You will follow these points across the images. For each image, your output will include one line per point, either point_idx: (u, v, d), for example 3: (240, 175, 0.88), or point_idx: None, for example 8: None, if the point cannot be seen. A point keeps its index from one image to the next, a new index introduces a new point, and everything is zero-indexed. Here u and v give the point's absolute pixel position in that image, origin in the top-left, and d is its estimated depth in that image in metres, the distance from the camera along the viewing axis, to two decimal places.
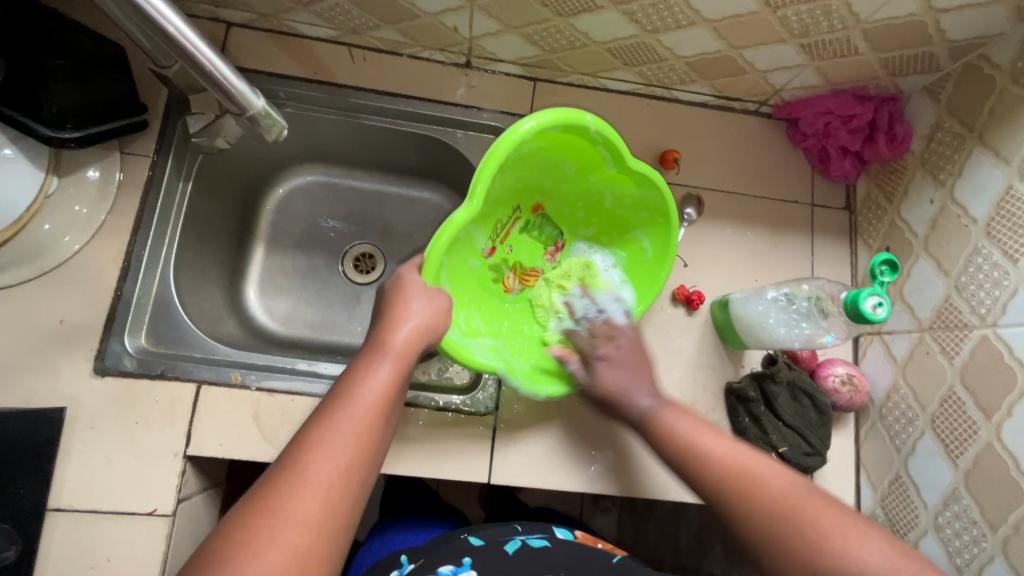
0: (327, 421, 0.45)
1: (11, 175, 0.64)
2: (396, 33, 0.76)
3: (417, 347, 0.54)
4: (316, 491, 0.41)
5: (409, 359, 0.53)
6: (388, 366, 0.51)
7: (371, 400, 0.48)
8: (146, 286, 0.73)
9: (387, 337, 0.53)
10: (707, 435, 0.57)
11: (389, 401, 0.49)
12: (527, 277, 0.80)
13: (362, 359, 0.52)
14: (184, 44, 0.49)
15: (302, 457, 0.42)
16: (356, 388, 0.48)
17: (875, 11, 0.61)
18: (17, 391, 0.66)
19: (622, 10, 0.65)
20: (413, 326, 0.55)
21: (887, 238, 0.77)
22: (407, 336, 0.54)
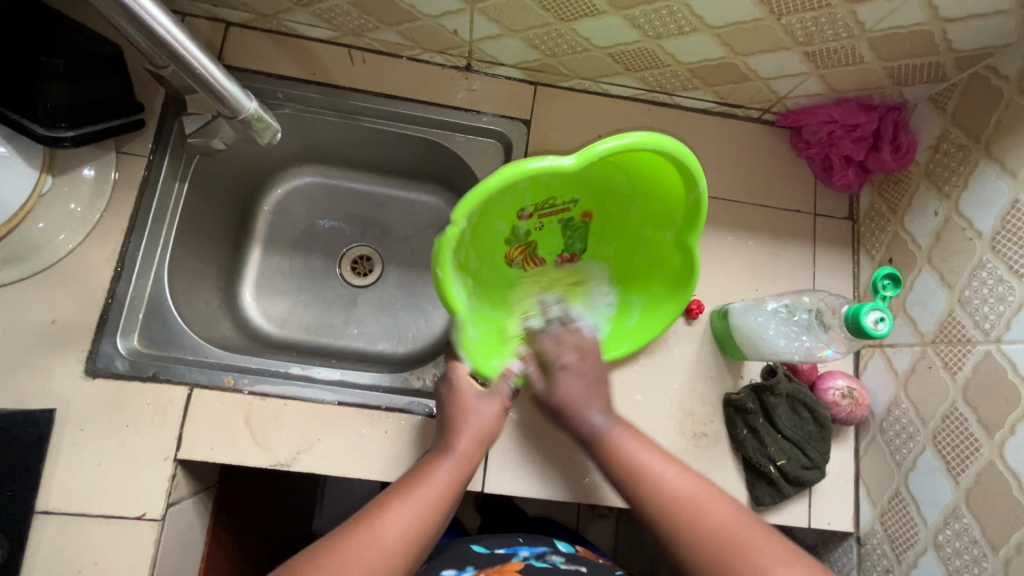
0: (401, 496, 0.53)
1: (2, 175, 0.64)
2: (395, 35, 0.76)
3: (477, 451, 0.59)
4: (379, 556, 0.49)
5: (471, 460, 0.59)
6: (454, 462, 0.57)
7: (441, 485, 0.55)
8: (139, 286, 0.72)
9: (455, 431, 0.59)
10: (652, 456, 0.58)
11: (454, 489, 0.56)
12: (528, 261, 0.76)
13: (434, 449, 0.59)
14: (174, 45, 0.50)
15: (373, 524, 0.51)
16: (423, 477, 0.56)
17: (881, 20, 0.60)
18: (7, 392, 0.65)
19: (624, 15, 0.64)
20: (480, 420, 0.61)
21: (890, 249, 0.76)
22: (476, 432, 0.60)
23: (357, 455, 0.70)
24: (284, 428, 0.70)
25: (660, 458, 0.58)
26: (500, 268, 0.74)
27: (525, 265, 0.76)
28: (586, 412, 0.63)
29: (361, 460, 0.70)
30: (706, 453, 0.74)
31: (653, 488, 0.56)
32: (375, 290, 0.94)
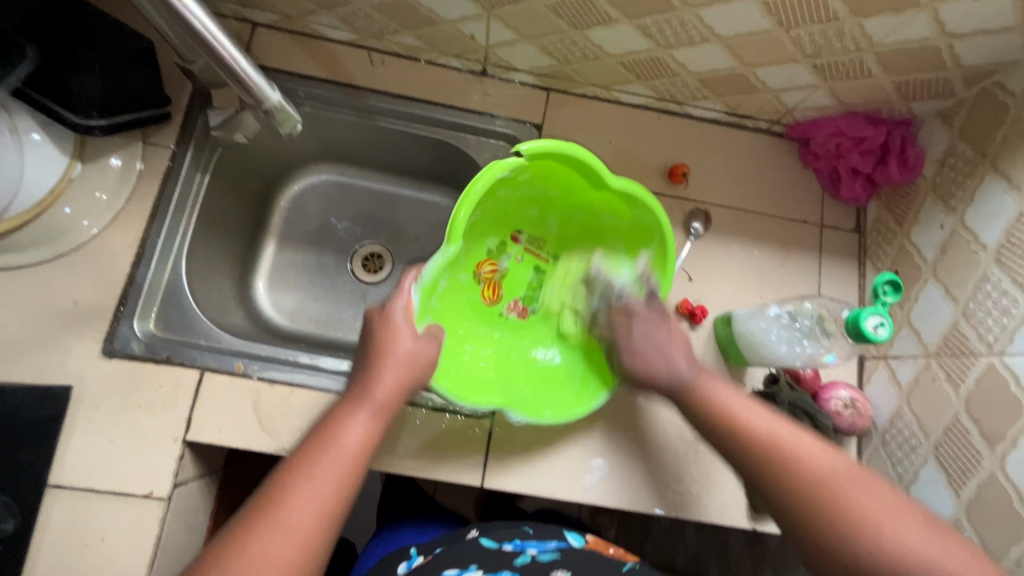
0: (308, 465, 0.52)
1: (35, 160, 0.67)
2: (414, 39, 0.78)
3: (397, 399, 0.59)
4: (291, 531, 0.48)
5: (389, 410, 0.58)
6: (369, 413, 0.57)
7: (349, 452, 0.54)
8: (158, 272, 0.75)
9: (373, 384, 0.58)
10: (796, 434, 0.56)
11: (364, 453, 0.55)
12: (492, 286, 0.81)
13: (352, 399, 0.58)
14: (205, 36, 0.51)
15: (282, 498, 0.49)
16: (336, 436, 0.54)
17: (888, 34, 0.62)
18: (27, 368, 0.68)
19: (636, 24, 0.66)
20: (404, 367, 0.60)
21: (895, 262, 0.77)
22: (388, 389, 0.58)
23: None
24: (290, 414, 0.71)
25: (765, 414, 0.59)
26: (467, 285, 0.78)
27: (483, 290, 0.80)
28: None
29: None
30: (707, 458, 0.74)
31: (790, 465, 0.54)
32: (385, 287, 0.96)
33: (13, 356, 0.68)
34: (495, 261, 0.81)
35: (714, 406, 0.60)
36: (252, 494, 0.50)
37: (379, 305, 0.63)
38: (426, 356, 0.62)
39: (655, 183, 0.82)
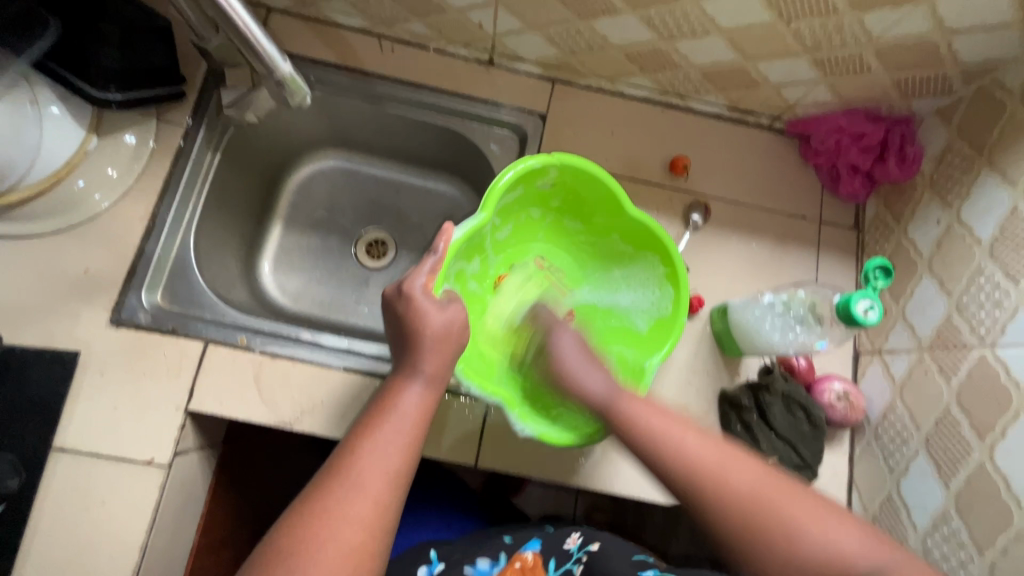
0: (370, 432, 0.51)
1: (54, 131, 0.69)
2: (424, 26, 0.80)
3: (447, 369, 0.57)
4: (367, 495, 0.47)
5: (442, 380, 0.57)
6: (422, 384, 0.55)
7: (408, 416, 0.53)
8: (167, 246, 0.77)
9: (420, 357, 0.56)
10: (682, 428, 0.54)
11: (424, 416, 0.54)
12: (506, 305, 0.80)
13: (400, 371, 0.57)
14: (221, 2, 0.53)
15: (353, 464, 0.48)
16: (393, 403, 0.53)
17: (887, 29, 0.63)
18: (37, 334, 0.70)
19: (640, 14, 0.68)
20: (447, 337, 0.58)
21: (892, 258, 0.77)
22: (438, 356, 0.57)
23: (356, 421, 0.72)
24: (290, 388, 0.73)
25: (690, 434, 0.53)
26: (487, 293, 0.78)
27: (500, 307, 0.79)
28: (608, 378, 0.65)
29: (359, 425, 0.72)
30: None
31: (702, 472, 0.51)
32: (388, 272, 0.98)
33: (24, 321, 0.70)
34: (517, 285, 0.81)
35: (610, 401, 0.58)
36: (320, 466, 0.49)
37: (396, 285, 0.60)
38: (459, 325, 0.59)
39: (656, 175, 0.84)
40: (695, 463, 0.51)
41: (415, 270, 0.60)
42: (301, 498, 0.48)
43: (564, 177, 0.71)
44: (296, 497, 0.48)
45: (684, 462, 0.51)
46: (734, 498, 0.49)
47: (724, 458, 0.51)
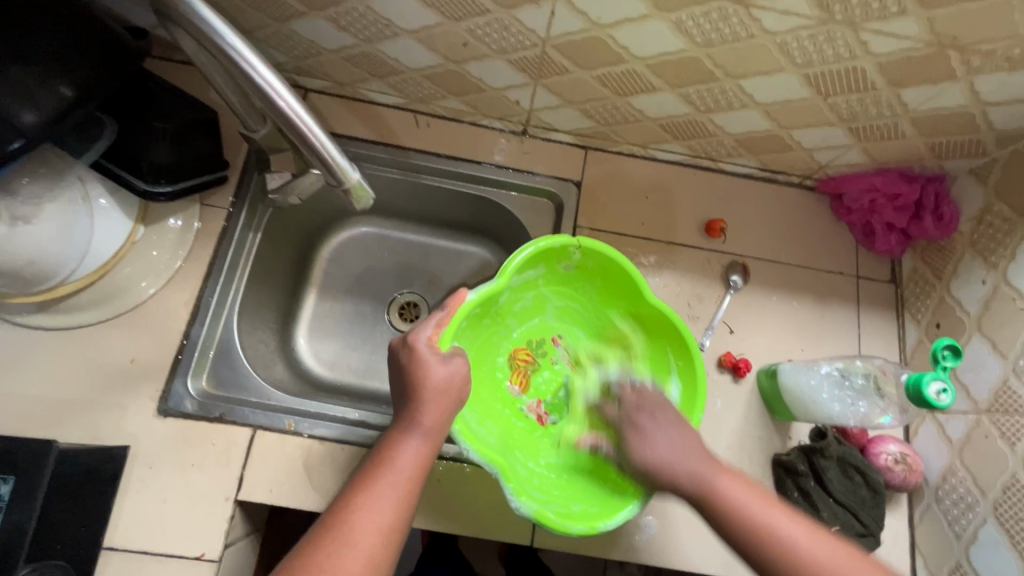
0: (367, 487, 0.50)
1: (103, 224, 0.69)
2: (460, 103, 0.81)
3: (446, 422, 0.56)
4: (359, 555, 0.46)
5: (439, 433, 0.55)
6: (420, 438, 0.54)
7: (407, 473, 0.51)
8: (211, 330, 0.77)
9: (418, 409, 0.55)
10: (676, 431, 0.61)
11: (421, 473, 0.52)
12: (517, 376, 0.79)
13: (397, 425, 0.55)
14: (295, 120, 0.53)
15: (346, 522, 0.47)
16: (391, 458, 0.52)
17: (924, 102, 0.65)
18: (85, 428, 0.69)
19: (679, 92, 0.70)
20: (446, 388, 0.56)
21: (936, 315, 0.77)
22: (439, 410, 0.55)
23: None
24: (340, 472, 0.71)
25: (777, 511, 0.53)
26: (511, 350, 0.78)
27: (512, 378, 0.78)
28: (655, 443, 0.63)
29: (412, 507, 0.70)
30: None
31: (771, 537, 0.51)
32: None
33: (71, 415, 0.69)
34: (531, 358, 0.81)
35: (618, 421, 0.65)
36: (314, 522, 0.48)
37: (401, 335, 0.59)
38: (461, 378, 0.57)
39: (693, 237, 0.84)
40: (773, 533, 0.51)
41: (424, 321, 0.60)
42: (293, 551, 0.46)
43: (588, 260, 0.71)
44: (290, 551, 0.46)
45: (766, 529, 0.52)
46: (791, 554, 0.50)
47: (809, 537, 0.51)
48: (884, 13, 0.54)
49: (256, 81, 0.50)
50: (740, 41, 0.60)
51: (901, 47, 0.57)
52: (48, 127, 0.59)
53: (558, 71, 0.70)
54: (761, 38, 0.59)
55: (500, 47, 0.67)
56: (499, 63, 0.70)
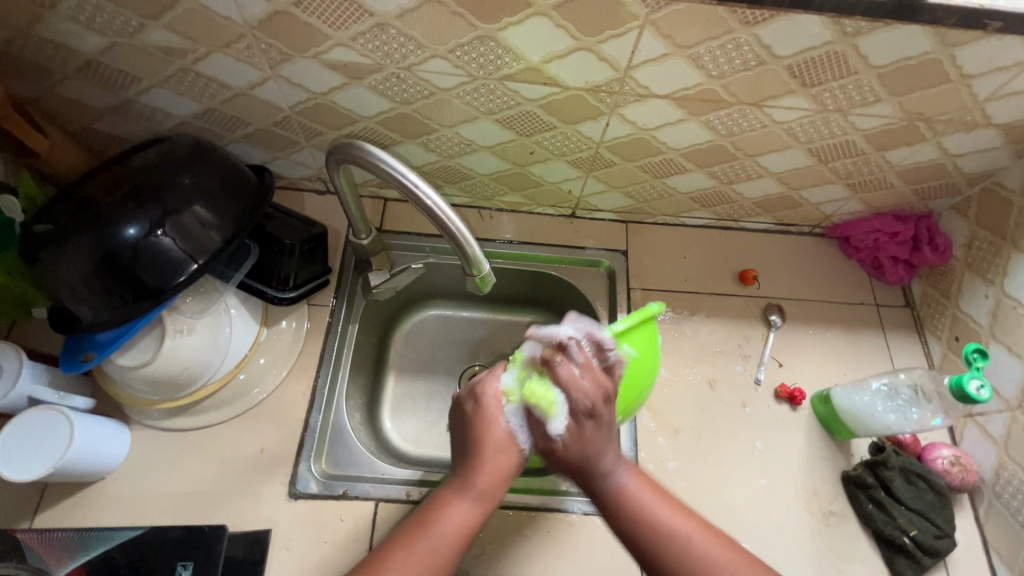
0: (406, 544, 0.58)
1: (238, 330, 0.80)
2: (519, 197, 0.96)
3: (497, 490, 0.63)
4: None
5: (491, 501, 0.63)
6: (473, 500, 0.62)
7: (447, 537, 0.59)
8: (325, 415, 0.85)
9: (475, 474, 0.63)
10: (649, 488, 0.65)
11: (461, 539, 0.60)
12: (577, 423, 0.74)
13: (453, 484, 0.63)
14: (454, 229, 0.59)
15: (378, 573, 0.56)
16: (436, 520, 0.60)
17: (904, 159, 0.81)
18: (226, 519, 0.75)
19: (706, 171, 0.85)
20: (503, 451, 0.64)
21: (953, 329, 0.89)
22: (488, 480, 0.63)
23: (524, 556, 0.77)
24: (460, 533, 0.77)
25: (670, 508, 0.64)
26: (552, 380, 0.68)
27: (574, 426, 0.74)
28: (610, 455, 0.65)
29: (529, 558, 0.77)
30: (838, 531, 0.80)
31: (665, 534, 0.61)
32: None
33: (211, 508, 0.76)
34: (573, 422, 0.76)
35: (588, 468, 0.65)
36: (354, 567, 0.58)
37: (468, 390, 0.69)
38: (519, 446, 0.65)
39: (730, 286, 0.97)
40: (653, 516, 0.63)
41: (492, 374, 0.68)
42: None
43: None
44: None
45: (654, 526, 0.62)
46: None
47: (702, 533, 0.62)
48: (866, 102, 0.70)
49: (425, 204, 0.58)
50: (755, 130, 0.76)
51: (882, 124, 0.73)
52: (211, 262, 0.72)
53: (607, 165, 0.85)
54: (772, 127, 0.75)
55: (561, 151, 0.82)
56: (558, 163, 0.85)
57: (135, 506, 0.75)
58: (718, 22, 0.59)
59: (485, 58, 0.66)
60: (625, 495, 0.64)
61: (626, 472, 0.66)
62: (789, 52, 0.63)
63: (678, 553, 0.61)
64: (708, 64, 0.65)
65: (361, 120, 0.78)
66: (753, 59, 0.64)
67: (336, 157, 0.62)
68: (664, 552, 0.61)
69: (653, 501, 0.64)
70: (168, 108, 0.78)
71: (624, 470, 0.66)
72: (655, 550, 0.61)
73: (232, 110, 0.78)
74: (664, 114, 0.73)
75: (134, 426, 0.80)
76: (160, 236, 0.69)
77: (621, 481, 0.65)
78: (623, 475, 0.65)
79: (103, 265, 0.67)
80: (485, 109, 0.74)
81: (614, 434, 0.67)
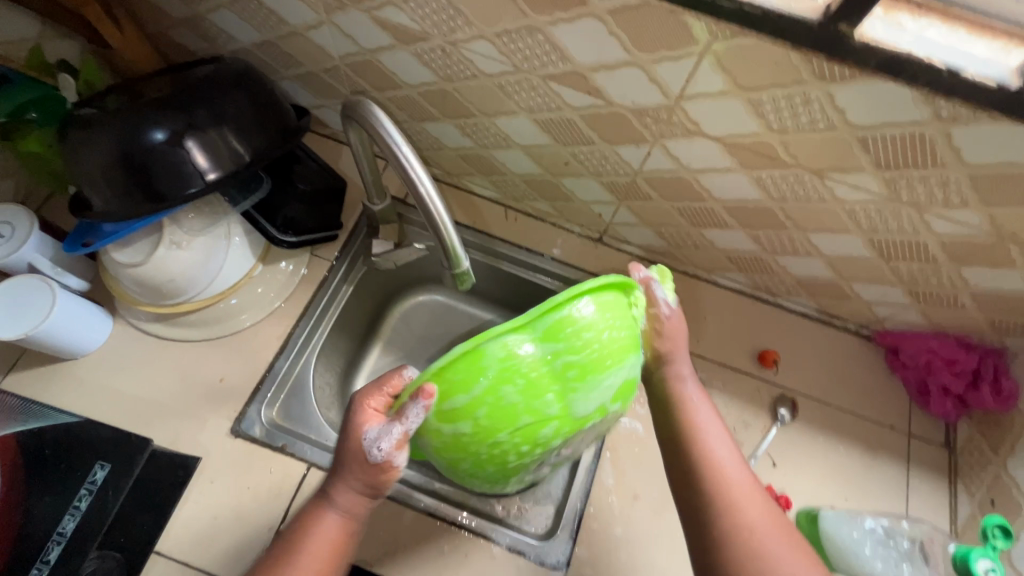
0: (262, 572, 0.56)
1: (232, 258, 0.80)
2: (548, 207, 0.91)
3: (364, 505, 0.59)
4: None
5: (358, 514, 0.59)
6: (338, 513, 0.58)
7: (313, 558, 0.57)
8: (292, 365, 0.85)
9: (338, 491, 0.58)
10: (718, 432, 0.63)
11: (333, 554, 0.58)
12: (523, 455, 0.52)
13: (320, 496, 0.59)
14: (438, 220, 0.59)
15: None
16: (304, 538, 0.58)
17: (984, 282, 0.69)
18: (166, 434, 0.76)
19: (748, 233, 0.77)
20: (365, 474, 0.56)
21: (991, 491, 0.76)
22: (352, 497, 0.58)
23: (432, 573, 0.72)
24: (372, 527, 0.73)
25: (721, 429, 0.64)
26: (503, 369, 0.48)
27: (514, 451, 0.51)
28: (681, 379, 0.65)
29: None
30: None
31: (704, 441, 0.62)
32: None
33: (158, 419, 0.77)
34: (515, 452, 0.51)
35: (683, 410, 0.64)
36: None
37: (353, 400, 0.57)
38: (393, 467, 0.56)
39: (745, 363, 0.88)
40: (706, 435, 0.63)
41: (374, 385, 0.58)
42: None
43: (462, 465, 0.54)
44: None
45: (704, 446, 0.61)
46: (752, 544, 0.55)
47: (732, 463, 0.61)
48: (948, 204, 0.60)
49: (419, 189, 0.57)
50: (812, 202, 0.67)
51: (963, 233, 0.63)
52: (225, 181, 0.72)
53: (641, 197, 0.79)
54: (832, 203, 0.66)
55: (596, 170, 0.77)
56: (591, 182, 0.80)
57: (95, 394, 0.77)
58: (788, 70, 0.52)
59: (531, 51, 0.62)
60: (685, 405, 0.64)
61: (692, 386, 0.65)
62: (864, 123, 0.54)
63: (723, 478, 0.59)
64: (769, 115, 0.58)
65: (405, 87, 0.77)
66: (822, 122, 0.56)
67: (346, 113, 0.61)
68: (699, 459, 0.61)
69: (716, 432, 0.63)
70: (231, 31, 0.81)
71: (691, 384, 0.65)
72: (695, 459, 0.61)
73: (288, 47, 0.79)
74: (711, 157, 0.66)
75: (118, 319, 0.83)
76: (185, 147, 0.69)
77: (685, 392, 0.65)
78: (691, 390, 0.65)
79: (125, 163, 0.68)
80: (526, 105, 0.70)
81: (687, 357, 0.65)
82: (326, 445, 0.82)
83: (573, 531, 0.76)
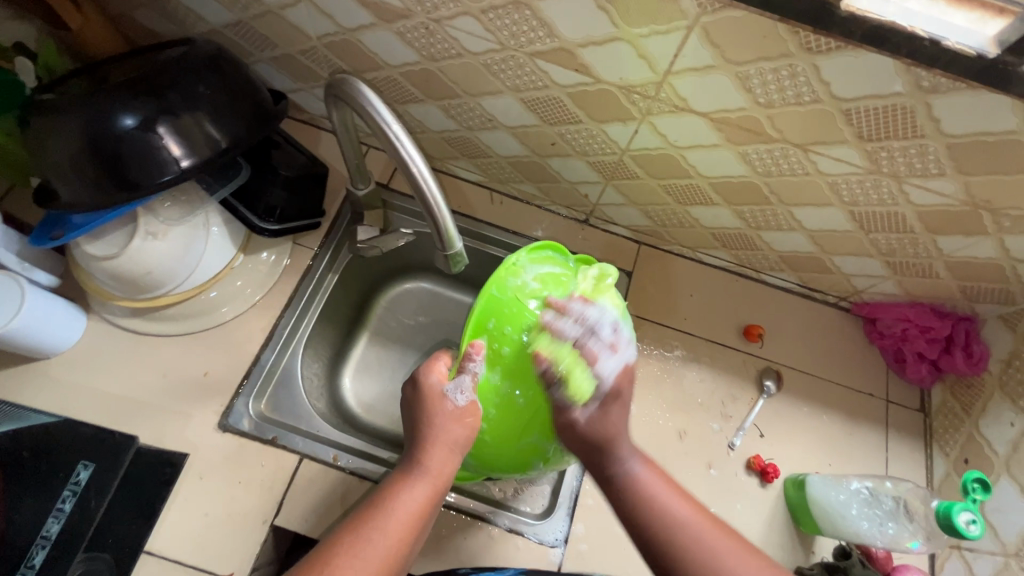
0: (359, 528, 0.51)
1: (212, 248, 0.77)
2: (534, 188, 0.91)
3: (452, 464, 0.57)
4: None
5: (445, 477, 0.56)
6: (427, 477, 0.55)
7: (401, 518, 0.52)
8: (278, 356, 0.83)
9: (426, 450, 0.56)
10: (669, 489, 0.56)
11: (419, 518, 0.53)
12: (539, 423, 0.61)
13: (404, 466, 0.56)
14: (430, 201, 0.58)
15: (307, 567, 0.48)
16: (392, 497, 0.53)
17: (957, 250, 0.71)
18: (153, 430, 0.74)
19: (734, 209, 0.78)
20: (454, 429, 0.57)
21: (965, 449, 0.80)
22: (439, 455, 0.56)
23: (433, 557, 0.72)
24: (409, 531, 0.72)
25: (674, 496, 0.55)
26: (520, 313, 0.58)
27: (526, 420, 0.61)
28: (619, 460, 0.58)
29: (438, 556, 0.72)
30: None
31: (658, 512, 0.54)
32: None
33: (142, 417, 0.75)
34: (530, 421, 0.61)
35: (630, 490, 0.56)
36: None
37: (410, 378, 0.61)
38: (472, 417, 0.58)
39: (732, 338, 0.89)
40: (661, 512, 0.54)
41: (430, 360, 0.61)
42: None
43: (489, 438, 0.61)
44: None
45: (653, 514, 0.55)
46: None
47: (701, 522, 0.54)
48: (926, 173, 0.62)
49: (410, 169, 0.56)
50: (797, 176, 0.68)
51: (941, 203, 0.65)
52: (202, 169, 0.69)
53: (628, 176, 0.79)
54: (815, 176, 0.67)
55: (583, 150, 0.77)
56: (578, 162, 0.80)
57: (74, 394, 0.75)
58: (776, 43, 0.53)
59: (517, 27, 0.61)
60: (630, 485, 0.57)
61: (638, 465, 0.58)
62: (847, 96, 0.56)
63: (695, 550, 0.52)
64: (756, 90, 0.58)
65: (386, 68, 0.75)
66: (807, 95, 0.57)
67: (331, 93, 0.59)
68: (653, 524, 0.54)
69: (668, 499, 0.55)
70: (200, 12, 0.77)
71: (635, 460, 0.58)
72: (647, 527, 0.54)
73: (261, 27, 0.76)
74: (698, 134, 0.67)
75: (93, 316, 0.79)
76: (157, 133, 0.66)
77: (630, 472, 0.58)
78: (634, 467, 0.58)
79: (91, 148, 0.64)
80: (512, 84, 0.70)
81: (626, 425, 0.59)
82: (317, 436, 0.81)
83: (570, 508, 0.77)
